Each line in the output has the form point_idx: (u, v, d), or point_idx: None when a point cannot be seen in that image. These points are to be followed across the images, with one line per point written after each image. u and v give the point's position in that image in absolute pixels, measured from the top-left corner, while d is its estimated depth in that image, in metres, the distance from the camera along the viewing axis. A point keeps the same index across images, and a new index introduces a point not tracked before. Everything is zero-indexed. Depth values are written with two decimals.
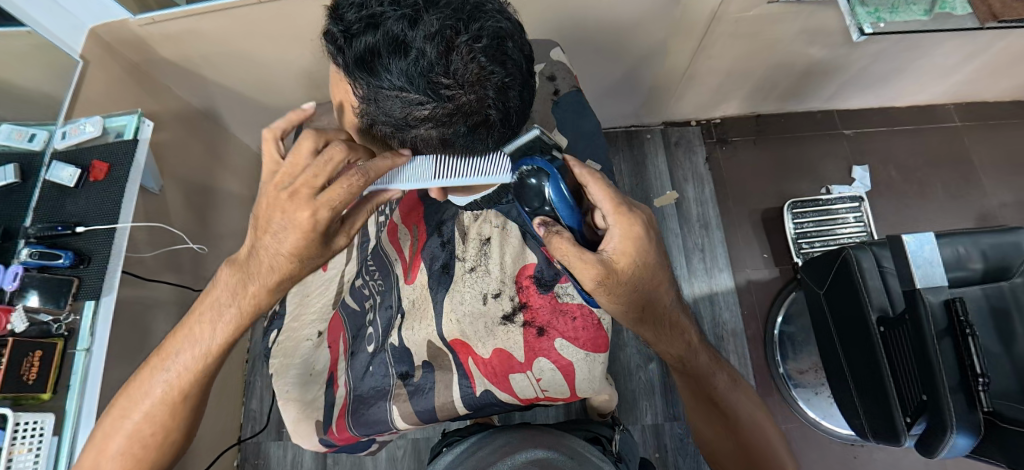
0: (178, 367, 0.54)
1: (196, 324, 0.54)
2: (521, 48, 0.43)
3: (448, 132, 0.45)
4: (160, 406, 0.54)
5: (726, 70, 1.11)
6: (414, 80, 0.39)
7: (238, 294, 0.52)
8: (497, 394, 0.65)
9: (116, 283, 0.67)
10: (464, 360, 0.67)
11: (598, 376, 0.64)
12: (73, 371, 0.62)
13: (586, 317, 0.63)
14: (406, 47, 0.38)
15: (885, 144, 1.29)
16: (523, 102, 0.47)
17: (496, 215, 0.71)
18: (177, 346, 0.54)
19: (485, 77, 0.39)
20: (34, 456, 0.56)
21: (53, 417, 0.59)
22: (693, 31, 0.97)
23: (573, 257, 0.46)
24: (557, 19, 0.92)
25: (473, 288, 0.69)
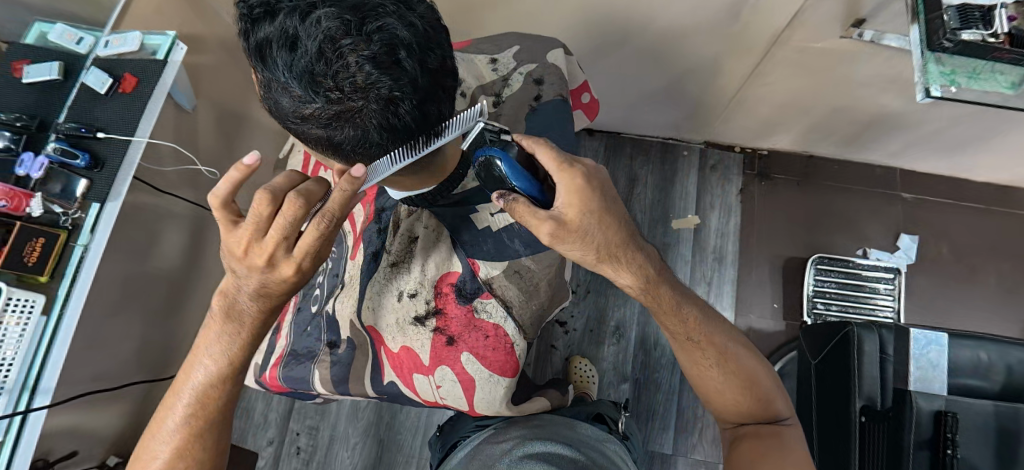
0: (191, 390, 0.54)
1: (200, 358, 0.54)
2: (424, 60, 0.38)
3: (336, 135, 0.41)
4: (183, 438, 0.54)
5: (781, 101, 1.02)
6: (297, 76, 0.35)
7: (235, 339, 0.53)
8: (401, 387, 0.66)
9: (122, 191, 0.72)
10: (377, 349, 0.68)
11: (499, 399, 0.63)
12: (70, 262, 0.68)
13: (497, 339, 0.62)
14: (293, 42, 0.34)
15: (944, 218, 1.16)
16: (427, 116, 0.42)
17: (429, 217, 0.67)
18: (185, 382, 0.55)
19: (367, 84, 0.35)
20: (21, 329, 0.63)
21: (43, 299, 0.65)
22: (751, 53, 0.89)
23: (527, 217, 0.47)
24: (602, 14, 0.87)
25: (391, 285, 0.67)
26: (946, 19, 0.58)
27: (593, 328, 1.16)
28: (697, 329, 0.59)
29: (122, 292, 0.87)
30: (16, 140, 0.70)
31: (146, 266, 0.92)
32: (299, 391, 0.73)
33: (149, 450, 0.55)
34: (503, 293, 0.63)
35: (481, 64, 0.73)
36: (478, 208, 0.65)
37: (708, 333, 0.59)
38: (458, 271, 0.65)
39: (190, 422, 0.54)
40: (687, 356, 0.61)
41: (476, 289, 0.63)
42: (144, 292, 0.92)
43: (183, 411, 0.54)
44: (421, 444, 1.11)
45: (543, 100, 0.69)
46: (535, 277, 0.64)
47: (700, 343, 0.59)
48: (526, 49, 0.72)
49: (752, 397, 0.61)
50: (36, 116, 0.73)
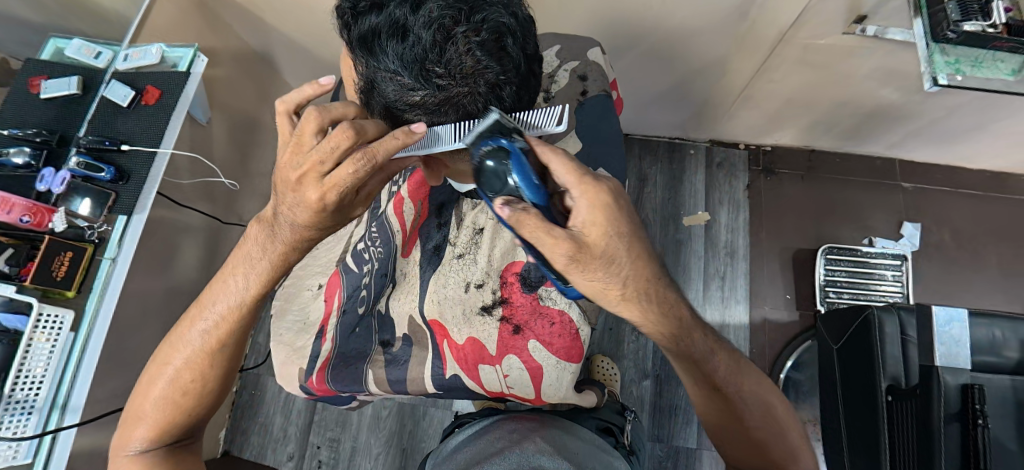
0: (222, 311, 0.53)
1: (230, 276, 0.53)
2: (524, 45, 0.42)
3: (437, 119, 0.44)
4: (200, 354, 0.53)
5: (785, 97, 1.05)
6: (408, 65, 0.39)
7: (268, 250, 0.50)
8: (465, 380, 0.65)
9: (149, 203, 0.71)
10: (438, 343, 0.67)
11: (565, 386, 0.64)
12: (98, 276, 0.67)
13: (564, 325, 0.63)
14: (406, 32, 0.38)
15: (943, 206, 1.20)
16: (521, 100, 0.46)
17: (492, 209, 0.69)
18: (214, 296, 0.53)
19: (477, 68, 0.39)
20: (50, 346, 0.61)
21: (72, 314, 0.64)
22: (757, 51, 0.93)
23: (541, 234, 0.41)
24: (616, 16, 0.89)
25: (457, 275, 0.69)
26: (949, 12, 0.60)
27: (612, 326, 1.17)
28: (729, 377, 0.55)
29: (141, 307, 0.85)
30: (36, 155, 0.69)
31: (164, 281, 0.91)
32: (345, 394, 0.72)
33: (174, 349, 0.54)
34: None
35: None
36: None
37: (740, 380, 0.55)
38: (522, 261, 0.67)
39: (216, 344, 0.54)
40: (713, 407, 0.56)
41: (541, 277, 0.65)
42: (163, 307, 0.91)
43: (210, 327, 0.53)
44: None
45: (590, 95, 0.72)
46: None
47: (727, 393, 0.54)
48: (568, 47, 0.74)
49: (768, 450, 0.54)
50: (56, 132, 0.72)
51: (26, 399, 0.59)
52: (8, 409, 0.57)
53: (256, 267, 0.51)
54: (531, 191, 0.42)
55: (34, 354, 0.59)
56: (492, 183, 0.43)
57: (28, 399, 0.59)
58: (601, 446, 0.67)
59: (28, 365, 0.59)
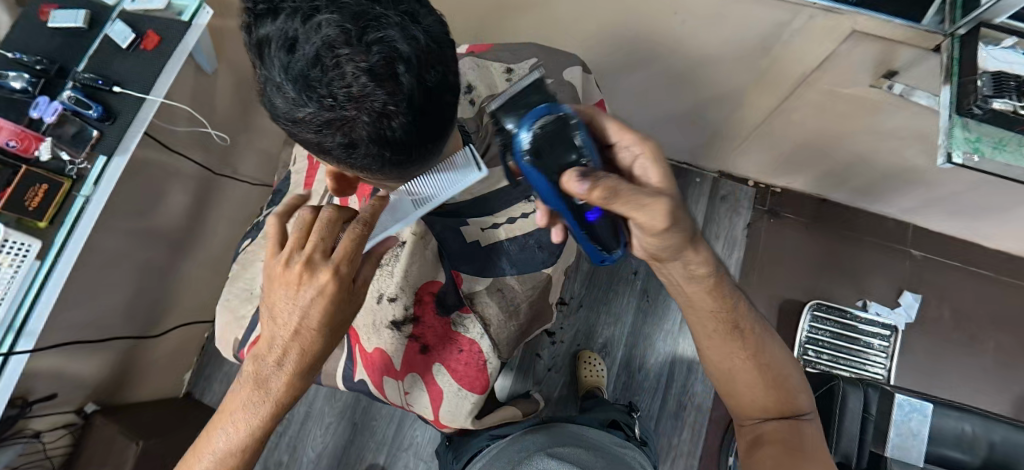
0: (211, 458, 0.50)
1: (228, 413, 0.51)
2: (423, 75, 0.37)
3: (328, 142, 0.40)
4: None
5: (802, 141, 1.00)
6: (292, 78, 0.35)
7: (274, 373, 0.50)
8: (370, 387, 0.66)
9: (131, 147, 0.73)
10: (351, 346, 0.67)
11: (463, 414, 0.65)
12: (71, 210, 0.69)
13: (472, 355, 0.64)
14: (293, 45, 0.34)
15: (950, 281, 1.14)
16: (423, 130, 0.42)
17: (417, 222, 0.64)
18: (212, 435, 0.51)
19: (362, 94, 0.35)
20: (13, 271, 0.63)
21: (39, 244, 0.66)
22: (778, 89, 0.88)
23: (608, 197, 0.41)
24: (632, 30, 0.85)
25: (369, 283, 0.65)
26: (979, 85, 0.55)
27: (581, 342, 1.16)
28: (741, 316, 0.62)
29: (118, 244, 0.88)
30: (34, 82, 0.70)
31: (146, 222, 0.93)
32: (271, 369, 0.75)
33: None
34: (483, 311, 0.64)
35: (496, 72, 0.74)
36: (468, 222, 0.68)
37: (748, 322, 0.63)
38: (440, 282, 0.65)
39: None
40: (722, 346, 0.63)
41: (457, 303, 0.64)
42: (142, 246, 0.93)
43: (210, 463, 0.50)
44: (394, 433, 1.11)
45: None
46: (517, 299, 0.66)
47: (742, 330, 0.62)
48: (544, 62, 0.72)
49: (781, 392, 0.63)
50: (55, 63, 0.73)
51: None
52: None
53: (250, 414, 0.50)
54: (553, 199, 0.47)
55: None
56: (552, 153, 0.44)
57: None
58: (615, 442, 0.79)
59: None
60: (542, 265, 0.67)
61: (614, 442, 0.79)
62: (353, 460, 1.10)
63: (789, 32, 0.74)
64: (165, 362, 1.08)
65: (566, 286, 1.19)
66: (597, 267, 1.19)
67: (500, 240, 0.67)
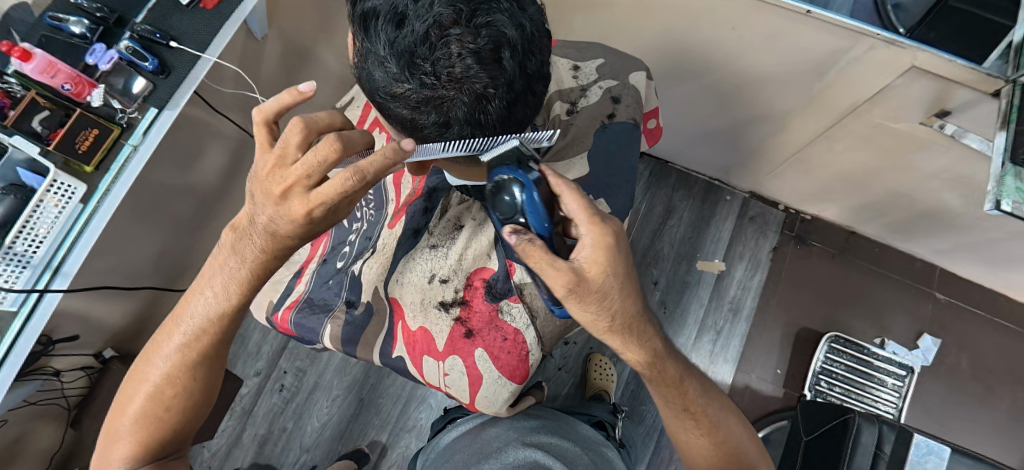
0: (190, 323, 0.53)
1: (202, 288, 0.53)
2: (525, 63, 0.38)
3: (419, 119, 0.41)
4: (175, 364, 0.53)
5: (839, 171, 0.99)
6: (397, 54, 0.36)
7: (245, 255, 0.51)
8: (408, 363, 0.67)
9: (181, 102, 0.74)
10: (395, 322, 0.69)
11: (500, 399, 0.64)
12: (117, 158, 0.70)
13: (516, 344, 0.62)
14: (402, 20, 0.35)
15: (971, 330, 1.12)
16: (512, 117, 0.43)
17: (478, 209, 0.68)
18: (186, 310, 0.54)
19: (464, 75, 0.36)
20: (58, 211, 0.65)
21: (84, 188, 0.67)
22: (825, 116, 0.87)
23: (545, 266, 0.45)
24: (687, 39, 0.85)
25: (425, 264, 0.68)
26: None
27: (594, 345, 1.16)
28: (695, 400, 0.56)
29: (155, 197, 0.89)
30: (92, 29, 0.71)
31: (182, 178, 0.94)
32: (304, 337, 0.75)
33: (144, 370, 0.54)
34: (532, 301, 0.63)
35: (563, 68, 0.74)
36: None
37: (703, 403, 0.57)
38: (493, 269, 0.66)
39: (185, 353, 0.53)
40: (676, 422, 0.58)
41: (507, 290, 0.64)
42: (178, 200, 0.95)
43: (180, 338, 0.53)
44: (399, 412, 1.13)
45: (616, 119, 0.70)
46: None
47: (694, 412, 0.56)
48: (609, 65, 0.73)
49: None
50: (116, 12, 0.73)
51: (23, 254, 0.63)
52: (5, 258, 0.61)
53: (224, 280, 0.52)
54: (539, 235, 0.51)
55: (41, 214, 0.64)
56: (504, 209, 0.51)
57: (25, 254, 0.63)
58: (600, 441, 0.80)
59: (34, 222, 0.63)
60: None
61: (595, 439, 0.80)
62: (356, 435, 1.11)
63: (847, 59, 0.74)
64: None
65: None
66: None
67: None
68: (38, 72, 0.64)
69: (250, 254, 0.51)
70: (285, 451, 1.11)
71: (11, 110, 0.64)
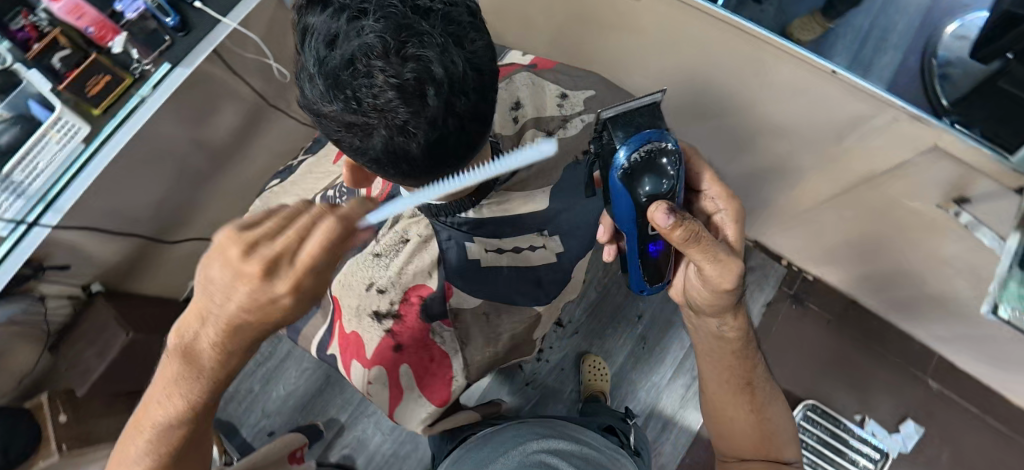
0: (172, 396, 0.45)
1: (173, 365, 0.43)
2: (455, 101, 0.38)
3: (348, 138, 0.41)
4: (168, 431, 0.47)
5: (848, 238, 0.95)
6: (324, 73, 0.36)
7: (211, 323, 0.38)
8: (338, 362, 0.75)
9: (195, 62, 0.75)
10: (333, 321, 0.74)
11: (416, 411, 0.74)
12: (125, 105, 0.71)
13: (442, 367, 0.72)
14: (333, 41, 0.35)
15: (960, 425, 1.07)
16: (443, 150, 0.42)
17: (426, 225, 0.69)
18: (164, 381, 0.45)
19: (386, 107, 0.35)
20: (59, 147, 0.67)
21: (88, 130, 0.69)
22: (838, 180, 0.84)
23: (708, 250, 0.50)
24: (710, 78, 0.82)
25: (368, 270, 0.70)
26: None
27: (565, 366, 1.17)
28: (745, 358, 0.66)
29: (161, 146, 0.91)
30: None
31: (193, 131, 0.96)
32: None
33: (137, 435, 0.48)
34: (461, 332, 0.71)
35: (550, 95, 0.77)
36: (474, 240, 0.68)
37: (752, 365, 0.67)
38: (430, 288, 0.68)
39: (174, 428, 0.47)
40: (725, 388, 0.68)
41: (439, 315, 0.68)
42: (185, 153, 0.97)
43: (167, 406, 0.46)
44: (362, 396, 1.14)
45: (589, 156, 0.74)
46: (498, 328, 0.73)
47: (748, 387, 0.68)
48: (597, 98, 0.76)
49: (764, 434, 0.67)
50: None
51: (20, 183, 0.66)
52: None
53: (204, 362, 0.42)
54: (629, 216, 0.55)
55: (43, 149, 0.66)
56: (638, 181, 0.51)
57: (22, 184, 0.66)
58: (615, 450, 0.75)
59: (35, 154, 0.66)
60: (535, 302, 0.74)
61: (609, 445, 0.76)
62: (316, 411, 1.13)
63: (866, 127, 0.70)
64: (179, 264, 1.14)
65: (568, 309, 1.20)
66: (603, 298, 1.21)
67: (501, 266, 0.71)
68: (65, 12, 0.67)
69: (244, 342, 0.40)
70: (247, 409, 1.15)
71: (36, 43, 0.67)
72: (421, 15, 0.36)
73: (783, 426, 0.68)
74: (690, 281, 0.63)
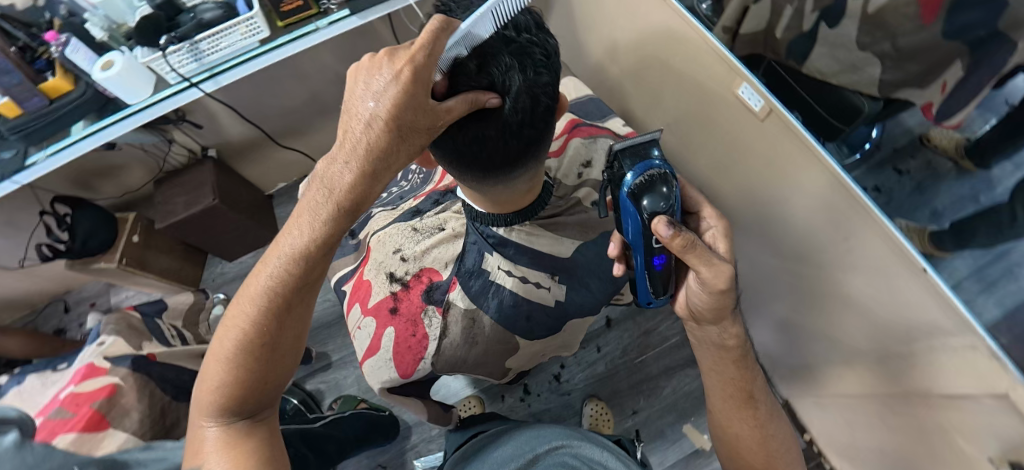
0: (278, 262, 0.44)
1: (294, 225, 0.44)
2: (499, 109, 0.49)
3: None
4: (260, 310, 0.44)
5: (878, 446, 0.87)
6: None
7: (342, 180, 0.41)
8: (345, 301, 0.86)
9: (367, 17, 0.87)
10: (359, 267, 0.87)
11: (381, 374, 0.78)
12: (301, 29, 0.86)
13: (417, 343, 0.75)
14: None
15: None
16: (489, 154, 0.55)
17: (462, 224, 0.81)
18: (275, 250, 0.45)
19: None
20: (240, 38, 0.83)
21: (266, 34, 0.85)
22: (890, 382, 0.77)
23: (705, 256, 0.54)
24: (799, 220, 0.81)
25: (403, 237, 0.82)
26: None
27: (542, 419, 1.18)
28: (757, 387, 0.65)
29: (313, 67, 1.07)
30: None
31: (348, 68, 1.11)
32: None
33: (232, 317, 0.46)
34: (448, 320, 0.74)
35: None
36: (494, 255, 0.74)
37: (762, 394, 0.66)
38: (440, 275, 0.78)
39: (273, 299, 0.44)
40: (730, 408, 0.66)
41: (438, 300, 0.76)
42: (331, 82, 1.13)
43: (268, 278, 0.44)
44: None
45: None
46: (478, 338, 0.75)
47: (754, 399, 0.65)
48: None
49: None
50: None
51: (200, 51, 0.82)
52: (188, 48, 0.80)
53: (320, 213, 0.43)
54: (636, 234, 0.57)
55: (228, 34, 0.81)
56: (655, 200, 0.54)
57: (201, 53, 0.82)
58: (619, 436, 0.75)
59: (222, 37, 0.81)
60: (518, 333, 0.76)
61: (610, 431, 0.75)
62: (317, 340, 1.22)
63: (940, 340, 0.64)
64: (278, 166, 1.31)
65: (570, 368, 1.22)
66: (609, 377, 1.20)
67: (506, 286, 0.74)
68: None
69: (334, 205, 0.42)
70: None
71: None
72: (502, 42, 0.49)
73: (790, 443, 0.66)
74: (690, 289, 0.63)
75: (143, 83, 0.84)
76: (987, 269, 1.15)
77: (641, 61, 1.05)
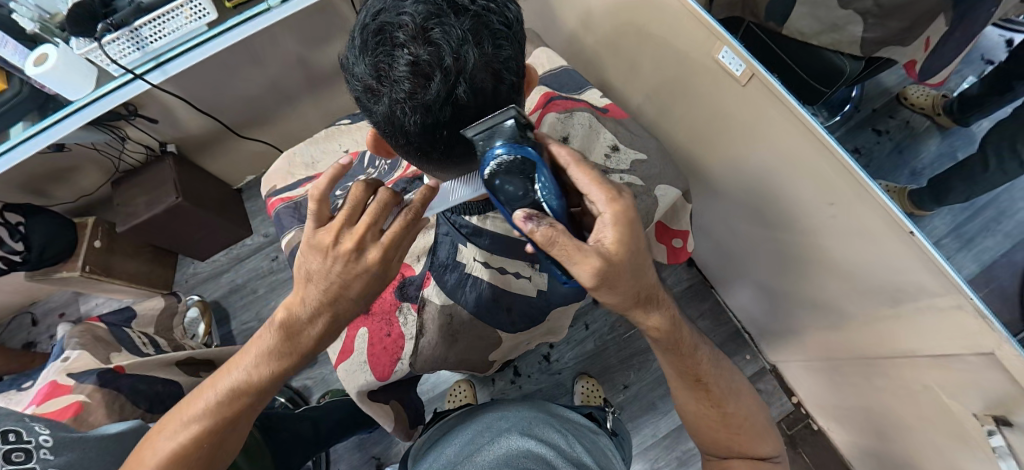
0: (229, 384, 0.53)
1: (247, 355, 0.54)
2: (456, 92, 0.44)
3: (371, 104, 0.49)
4: (205, 425, 0.53)
5: (862, 405, 0.89)
6: (364, 41, 0.45)
7: (298, 336, 0.53)
8: None
9: None
10: None
11: (355, 377, 0.75)
12: (251, 9, 0.80)
13: (394, 342, 0.73)
14: (379, 18, 0.44)
15: None
16: (444, 134, 0.49)
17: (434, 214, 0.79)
18: (229, 372, 0.54)
19: (398, 78, 0.44)
20: (185, 22, 0.76)
21: (213, 17, 0.78)
22: (874, 343, 0.78)
23: (571, 252, 0.46)
24: (783, 187, 0.79)
25: None
26: None
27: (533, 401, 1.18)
28: (708, 371, 0.61)
29: (268, 52, 1.00)
30: None
31: (304, 49, 1.04)
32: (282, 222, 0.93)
33: (173, 422, 0.53)
34: (425, 313, 0.72)
35: (602, 143, 0.81)
36: (468, 245, 0.73)
37: (715, 376, 0.62)
38: (412, 271, 0.77)
39: (217, 416, 0.53)
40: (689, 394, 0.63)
41: (411, 296, 0.74)
42: (290, 66, 1.06)
43: (218, 396, 0.53)
44: None
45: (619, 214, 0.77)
46: (456, 331, 0.73)
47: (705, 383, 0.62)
48: (646, 163, 0.80)
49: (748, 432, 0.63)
50: None
51: (142, 39, 0.75)
52: (127, 35, 0.73)
53: (271, 353, 0.53)
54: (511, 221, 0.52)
55: (171, 18, 0.74)
56: (510, 193, 0.49)
57: (144, 40, 0.75)
58: (589, 427, 0.74)
59: (164, 20, 0.74)
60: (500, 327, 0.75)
61: (584, 424, 0.74)
62: None
63: (925, 301, 0.64)
64: (242, 157, 1.24)
65: (560, 348, 1.22)
66: (598, 354, 1.20)
67: (482, 275, 0.73)
68: None
69: (290, 349, 0.53)
70: (244, 305, 1.26)
71: None
72: (453, 12, 0.44)
73: (752, 412, 0.65)
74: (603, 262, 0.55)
75: (84, 78, 0.77)
76: (964, 225, 1.16)
77: (616, 26, 1.00)
